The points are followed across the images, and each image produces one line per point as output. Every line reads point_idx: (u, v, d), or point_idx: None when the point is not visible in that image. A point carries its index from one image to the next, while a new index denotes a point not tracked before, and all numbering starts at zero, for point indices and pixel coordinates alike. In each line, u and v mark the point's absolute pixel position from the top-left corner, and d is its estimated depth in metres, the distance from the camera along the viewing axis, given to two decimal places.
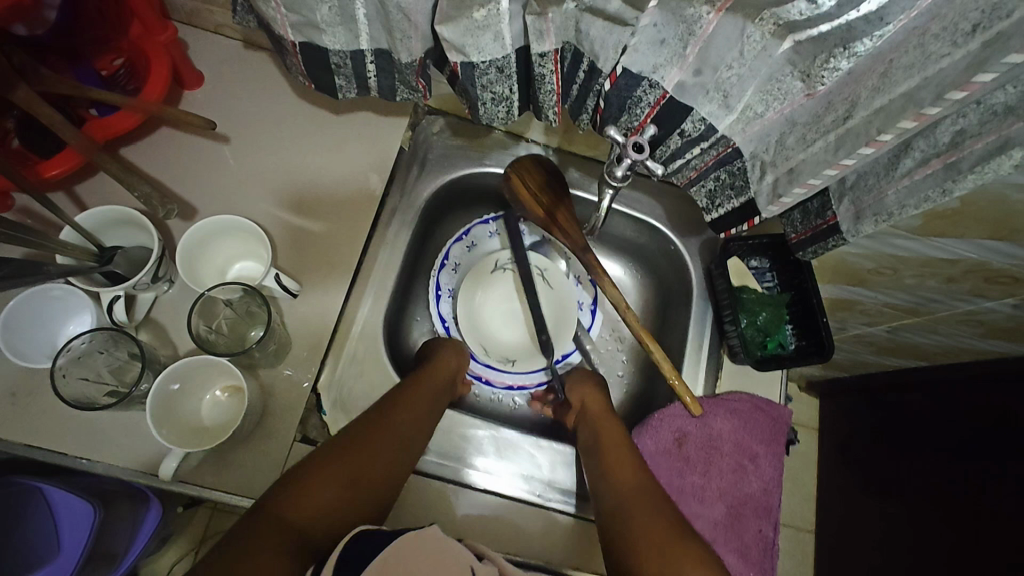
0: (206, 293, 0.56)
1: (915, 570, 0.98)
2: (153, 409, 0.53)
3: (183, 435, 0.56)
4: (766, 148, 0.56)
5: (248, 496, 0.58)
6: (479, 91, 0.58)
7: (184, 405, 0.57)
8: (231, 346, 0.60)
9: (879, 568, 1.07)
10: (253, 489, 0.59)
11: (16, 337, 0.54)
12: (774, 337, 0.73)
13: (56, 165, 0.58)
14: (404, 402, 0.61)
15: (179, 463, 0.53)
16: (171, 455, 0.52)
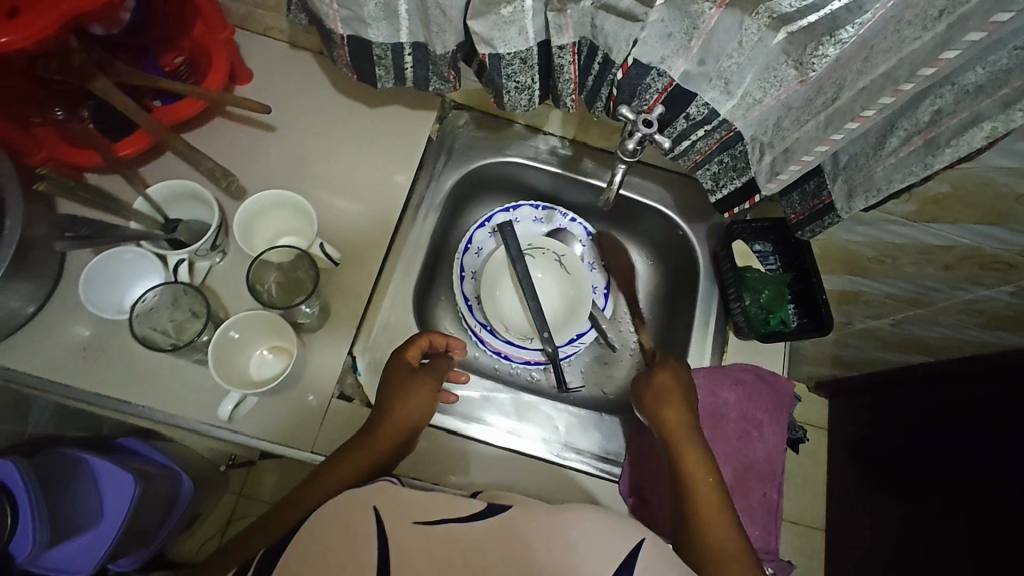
0: (261, 255, 0.63)
1: (924, 556, 1.00)
2: (214, 356, 0.60)
3: (235, 384, 0.62)
4: (764, 131, 0.63)
5: (291, 445, 0.64)
6: (504, 80, 0.64)
7: (237, 355, 0.64)
8: (276, 300, 0.65)
9: (889, 557, 1.09)
10: (295, 438, 0.65)
11: (93, 292, 0.61)
12: (777, 314, 0.78)
13: (128, 145, 0.66)
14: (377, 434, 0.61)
15: (234, 406, 0.60)
16: (228, 398, 0.59)
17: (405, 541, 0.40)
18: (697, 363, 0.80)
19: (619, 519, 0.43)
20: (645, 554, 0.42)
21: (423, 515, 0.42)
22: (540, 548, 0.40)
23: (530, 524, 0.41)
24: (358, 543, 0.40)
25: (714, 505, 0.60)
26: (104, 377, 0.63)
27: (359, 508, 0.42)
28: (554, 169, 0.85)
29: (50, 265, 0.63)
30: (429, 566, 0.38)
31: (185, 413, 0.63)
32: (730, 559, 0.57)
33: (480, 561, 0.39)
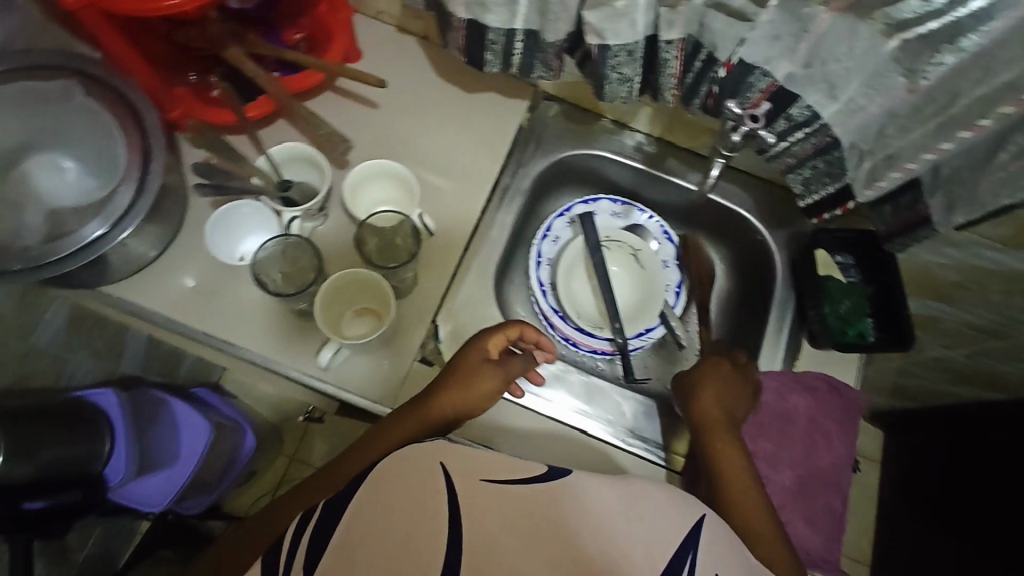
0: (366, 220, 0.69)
1: None
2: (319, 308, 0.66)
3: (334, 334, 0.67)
4: (865, 139, 0.63)
5: (375, 401, 0.69)
6: (608, 71, 0.66)
7: (336, 302, 0.68)
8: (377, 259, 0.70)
9: None
10: (379, 395, 0.69)
11: (216, 240, 0.68)
12: (855, 326, 0.77)
13: (256, 108, 0.71)
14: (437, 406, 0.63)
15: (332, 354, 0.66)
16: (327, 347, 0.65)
17: (472, 495, 0.44)
18: (769, 367, 0.79)
19: (680, 495, 0.47)
20: (706, 529, 0.45)
21: (490, 473, 0.45)
22: (591, 515, 0.43)
23: (586, 491, 0.45)
24: (426, 493, 0.44)
25: (753, 496, 0.62)
26: (220, 319, 0.70)
27: (428, 463, 0.46)
28: (638, 165, 0.87)
29: (175, 213, 0.69)
30: (490, 522, 0.42)
31: (284, 356, 0.69)
32: (765, 547, 0.58)
33: (536, 521, 0.43)
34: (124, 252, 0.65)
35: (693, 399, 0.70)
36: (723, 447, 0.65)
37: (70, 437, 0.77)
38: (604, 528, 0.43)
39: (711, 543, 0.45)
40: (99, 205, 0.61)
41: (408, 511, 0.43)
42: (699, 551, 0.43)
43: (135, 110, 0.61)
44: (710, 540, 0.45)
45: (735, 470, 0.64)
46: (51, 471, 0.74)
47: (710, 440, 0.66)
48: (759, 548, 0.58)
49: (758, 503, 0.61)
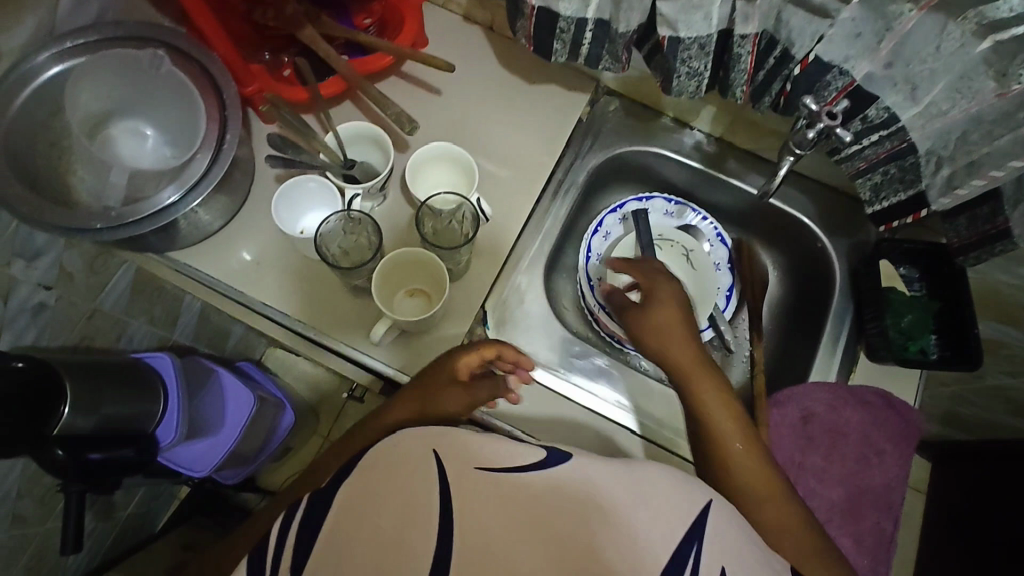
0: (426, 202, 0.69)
1: None
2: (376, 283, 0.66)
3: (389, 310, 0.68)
4: (945, 145, 0.60)
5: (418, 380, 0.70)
6: (678, 64, 0.65)
7: (393, 278, 0.69)
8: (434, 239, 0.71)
9: None
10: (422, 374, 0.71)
11: (281, 211, 0.69)
12: (917, 342, 0.74)
13: (330, 88, 0.73)
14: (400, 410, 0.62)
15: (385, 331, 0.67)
16: (381, 323, 0.65)
17: (467, 484, 0.41)
18: (822, 379, 0.77)
19: (683, 482, 0.44)
20: (713, 517, 0.42)
21: (484, 461, 0.43)
22: (589, 506, 0.40)
23: (585, 480, 0.42)
24: (418, 483, 0.41)
25: (735, 435, 0.59)
26: (276, 289, 0.73)
27: (421, 452, 0.43)
28: (696, 164, 0.86)
29: (243, 185, 0.72)
30: (482, 512, 0.39)
31: (337, 331, 0.72)
32: (765, 499, 0.55)
33: (531, 511, 0.39)
34: (193, 219, 0.68)
35: (658, 338, 0.65)
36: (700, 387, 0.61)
37: (125, 393, 0.80)
38: (601, 514, 0.40)
39: (723, 539, 0.41)
40: (176, 171, 0.63)
41: (397, 501, 0.40)
42: (705, 544, 0.40)
43: (215, 81, 0.63)
44: (717, 531, 0.41)
45: (723, 414, 0.60)
46: (108, 425, 0.76)
47: (691, 379, 0.62)
48: (758, 505, 0.55)
49: (750, 440, 0.59)
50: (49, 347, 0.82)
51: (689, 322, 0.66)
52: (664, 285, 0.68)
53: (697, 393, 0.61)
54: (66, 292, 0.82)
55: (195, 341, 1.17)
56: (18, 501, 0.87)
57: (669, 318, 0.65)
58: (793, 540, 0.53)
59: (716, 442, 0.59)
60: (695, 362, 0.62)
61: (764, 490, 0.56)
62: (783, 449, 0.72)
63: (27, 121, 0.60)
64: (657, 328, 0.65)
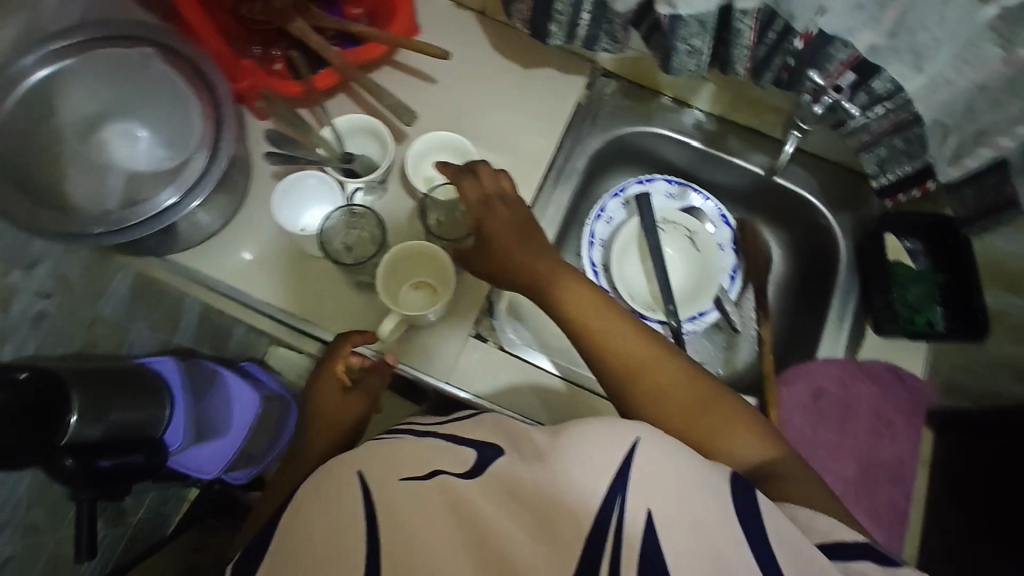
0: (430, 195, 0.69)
1: None
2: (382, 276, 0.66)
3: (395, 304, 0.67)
4: (951, 115, 0.60)
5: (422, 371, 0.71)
6: (678, 42, 0.64)
7: (401, 270, 0.69)
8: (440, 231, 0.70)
9: None
10: (427, 366, 0.71)
11: (280, 207, 0.68)
12: (924, 315, 0.74)
13: (322, 80, 0.70)
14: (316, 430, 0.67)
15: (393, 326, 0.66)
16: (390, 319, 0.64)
17: (388, 497, 0.42)
18: (830, 354, 0.77)
19: (604, 428, 0.41)
20: (640, 457, 0.40)
21: (406, 471, 0.44)
22: (509, 494, 0.41)
23: (508, 472, 0.42)
24: (344, 507, 0.42)
25: (614, 329, 0.54)
26: (276, 290, 0.72)
27: (347, 475, 0.44)
28: (696, 143, 0.85)
29: (241, 184, 0.71)
30: (398, 519, 0.40)
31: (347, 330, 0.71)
32: (674, 387, 0.51)
33: (454, 510, 0.40)
34: (193, 220, 0.66)
35: (507, 267, 0.59)
36: (569, 302, 0.56)
37: (132, 400, 0.79)
38: (515, 490, 0.41)
39: (653, 481, 0.39)
40: (173, 173, 0.61)
41: (328, 527, 0.41)
42: (629, 494, 0.39)
43: (207, 79, 0.62)
44: (642, 477, 0.40)
45: (600, 320, 0.55)
46: (117, 431, 0.75)
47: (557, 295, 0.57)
48: (664, 396, 0.51)
49: (636, 333, 0.54)
50: (51, 356, 0.81)
51: (515, 216, 0.60)
52: (492, 207, 0.60)
53: (566, 309, 0.56)
54: (66, 299, 0.81)
55: (197, 343, 1.16)
56: (28, 512, 0.87)
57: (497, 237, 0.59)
58: (716, 421, 0.50)
59: (602, 351, 0.54)
60: (552, 270, 0.58)
61: (669, 380, 0.52)
62: (794, 425, 0.73)
63: (16, 127, 0.59)
64: (498, 257, 0.59)
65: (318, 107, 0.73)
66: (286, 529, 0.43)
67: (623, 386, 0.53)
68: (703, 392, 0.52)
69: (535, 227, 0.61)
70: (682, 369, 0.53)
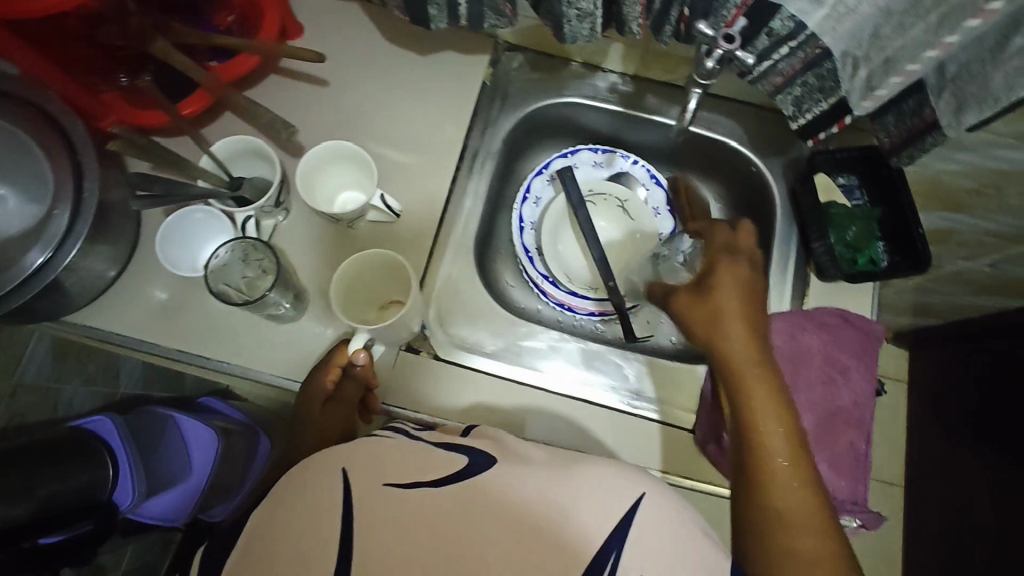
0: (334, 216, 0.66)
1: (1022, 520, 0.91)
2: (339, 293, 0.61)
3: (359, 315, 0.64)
4: (859, 44, 0.55)
5: None
6: (565, 8, 0.58)
7: (368, 280, 0.65)
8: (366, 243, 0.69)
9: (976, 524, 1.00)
10: None
11: (169, 248, 0.64)
12: (865, 252, 0.72)
13: (192, 104, 0.66)
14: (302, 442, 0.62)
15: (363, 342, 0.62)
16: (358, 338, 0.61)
17: (374, 501, 0.43)
18: (777, 306, 0.74)
19: (609, 473, 0.45)
20: (642, 510, 0.43)
21: (396, 476, 0.44)
22: (501, 510, 0.43)
23: (498, 489, 0.44)
24: (326, 506, 0.43)
25: (781, 444, 0.52)
26: (184, 332, 0.67)
27: (332, 470, 0.45)
28: (615, 108, 0.80)
29: (127, 228, 0.65)
30: (387, 532, 0.41)
31: (268, 366, 0.67)
32: (804, 528, 0.49)
33: (442, 521, 0.42)
34: (78, 277, 0.61)
35: (712, 322, 0.56)
36: (752, 396, 0.53)
37: (64, 468, 0.75)
38: (501, 511, 0.43)
39: (647, 536, 0.42)
40: (35, 232, 0.56)
41: (302, 523, 0.42)
42: (624, 550, 0.42)
43: (60, 124, 0.57)
44: (642, 525, 0.43)
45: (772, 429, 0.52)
46: (53, 507, 0.72)
47: (739, 378, 0.54)
48: (789, 534, 0.49)
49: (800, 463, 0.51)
50: None
51: (755, 296, 0.57)
52: (731, 262, 0.58)
53: (747, 402, 0.53)
54: None
55: (146, 388, 1.11)
56: None
57: (744, 344, 0.55)
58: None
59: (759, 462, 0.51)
60: (764, 370, 0.54)
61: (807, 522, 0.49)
62: None
63: None
64: (715, 323, 0.56)
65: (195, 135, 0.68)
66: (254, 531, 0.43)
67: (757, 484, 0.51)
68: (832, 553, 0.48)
69: (763, 308, 0.58)
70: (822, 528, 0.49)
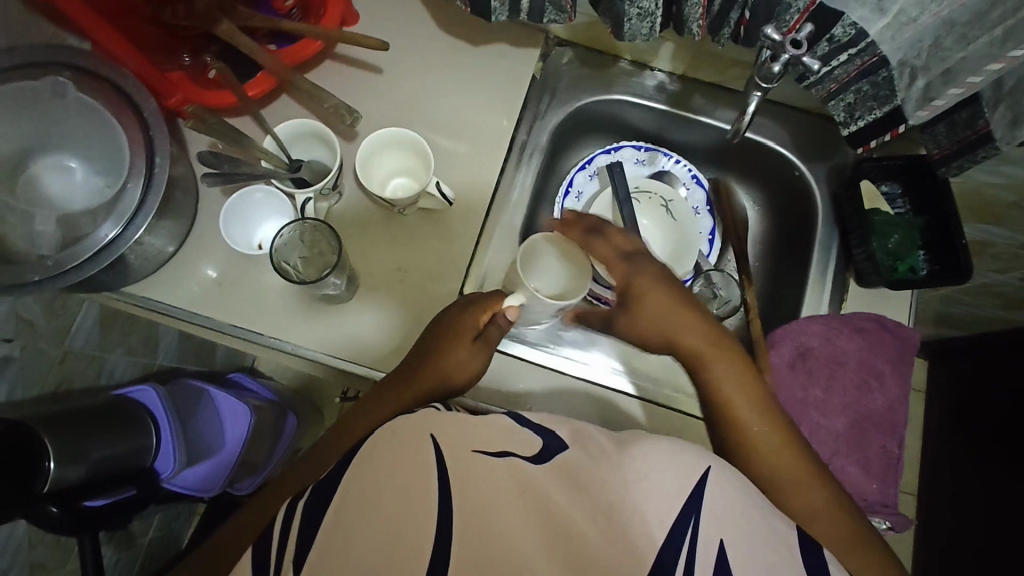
0: (393, 202, 0.68)
1: None
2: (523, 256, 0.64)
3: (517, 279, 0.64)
4: (917, 54, 0.56)
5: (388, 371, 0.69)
6: (626, 6, 0.59)
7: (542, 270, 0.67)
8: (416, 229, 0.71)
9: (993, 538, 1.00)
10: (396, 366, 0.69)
11: (232, 228, 0.66)
12: (905, 261, 0.72)
13: (257, 87, 0.68)
14: (399, 385, 0.61)
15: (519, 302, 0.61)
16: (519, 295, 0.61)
17: (465, 467, 0.45)
18: (814, 310, 0.75)
19: (677, 450, 0.47)
20: (711, 483, 0.46)
21: (481, 444, 0.47)
22: (575, 489, 0.45)
23: (575, 466, 0.46)
24: (417, 469, 0.44)
25: (757, 418, 0.56)
26: (235, 308, 0.69)
27: (420, 436, 0.47)
28: (661, 106, 0.82)
29: (186, 204, 0.67)
30: (478, 500, 0.43)
31: (315, 344, 0.69)
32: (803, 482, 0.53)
33: (527, 495, 0.44)
34: (140, 251, 0.63)
35: (657, 323, 0.58)
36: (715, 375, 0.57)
37: (107, 435, 0.78)
38: (578, 484, 0.45)
39: (725, 510, 0.45)
40: (109, 205, 0.57)
41: (393, 485, 0.44)
42: (701, 514, 0.44)
43: (131, 99, 0.58)
44: (713, 504, 0.44)
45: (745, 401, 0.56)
46: (102, 471, 0.75)
47: (707, 376, 0.58)
48: (792, 485, 0.53)
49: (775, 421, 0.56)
50: (25, 401, 0.79)
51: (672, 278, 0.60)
52: (642, 268, 0.59)
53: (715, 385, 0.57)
54: (30, 340, 0.78)
55: (181, 362, 1.14)
56: (31, 552, 0.87)
57: (683, 326, 0.58)
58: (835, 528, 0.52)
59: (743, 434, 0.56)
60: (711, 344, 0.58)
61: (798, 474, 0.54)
62: (784, 389, 0.71)
63: None
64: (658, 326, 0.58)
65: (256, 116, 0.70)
66: (347, 489, 0.45)
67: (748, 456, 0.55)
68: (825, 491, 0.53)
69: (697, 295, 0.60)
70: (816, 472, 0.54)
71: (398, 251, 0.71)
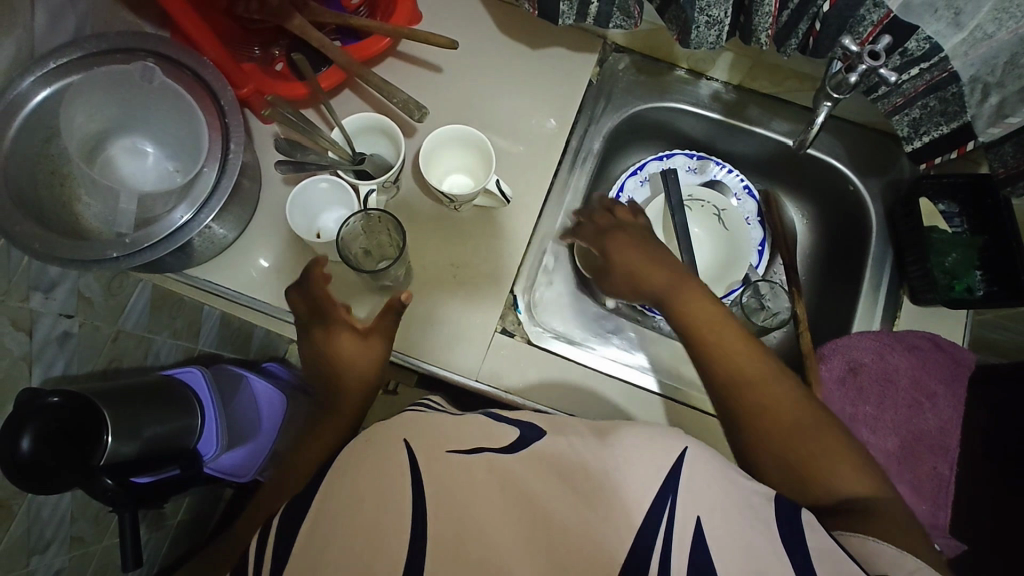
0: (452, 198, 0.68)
1: None
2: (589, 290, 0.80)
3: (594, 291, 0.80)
4: (991, 71, 0.56)
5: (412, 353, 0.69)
6: (696, 14, 0.59)
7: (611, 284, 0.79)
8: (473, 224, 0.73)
9: None
10: (446, 357, 0.70)
11: (296, 214, 0.67)
12: (962, 280, 0.71)
13: (326, 80, 0.70)
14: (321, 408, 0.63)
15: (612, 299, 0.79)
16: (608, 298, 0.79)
17: (439, 468, 0.44)
18: (865, 328, 0.75)
19: (658, 432, 0.46)
20: (688, 463, 0.44)
21: (455, 444, 0.46)
22: (562, 480, 0.44)
23: (555, 456, 0.46)
24: (389, 470, 0.44)
25: (738, 353, 0.54)
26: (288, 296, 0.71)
27: (393, 439, 0.46)
28: (716, 115, 0.82)
29: (250, 192, 0.69)
30: (462, 496, 0.43)
31: None
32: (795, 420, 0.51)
33: (512, 492, 0.43)
34: (204, 236, 0.65)
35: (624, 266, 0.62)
36: (699, 323, 0.56)
37: (158, 411, 0.80)
38: (561, 472, 0.44)
39: (720, 505, 0.42)
40: (184, 189, 0.59)
41: (370, 491, 0.43)
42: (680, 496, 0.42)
43: (209, 87, 0.60)
44: (721, 504, 0.43)
45: (743, 350, 0.54)
46: (153, 450, 0.78)
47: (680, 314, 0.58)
48: (777, 419, 0.51)
49: (770, 364, 0.54)
50: (78, 376, 0.80)
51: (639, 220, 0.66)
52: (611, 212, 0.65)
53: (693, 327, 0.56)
54: (89, 318, 0.80)
55: (219, 347, 1.16)
56: (73, 524, 0.89)
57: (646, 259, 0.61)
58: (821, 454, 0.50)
59: (748, 390, 0.53)
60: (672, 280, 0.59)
61: (794, 408, 0.52)
62: (835, 404, 0.71)
63: (24, 155, 0.57)
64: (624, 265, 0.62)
65: (322, 106, 0.72)
66: (328, 488, 0.46)
67: (745, 405, 0.53)
68: (825, 427, 0.51)
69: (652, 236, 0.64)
70: (803, 404, 0.52)
71: (453, 246, 0.72)
